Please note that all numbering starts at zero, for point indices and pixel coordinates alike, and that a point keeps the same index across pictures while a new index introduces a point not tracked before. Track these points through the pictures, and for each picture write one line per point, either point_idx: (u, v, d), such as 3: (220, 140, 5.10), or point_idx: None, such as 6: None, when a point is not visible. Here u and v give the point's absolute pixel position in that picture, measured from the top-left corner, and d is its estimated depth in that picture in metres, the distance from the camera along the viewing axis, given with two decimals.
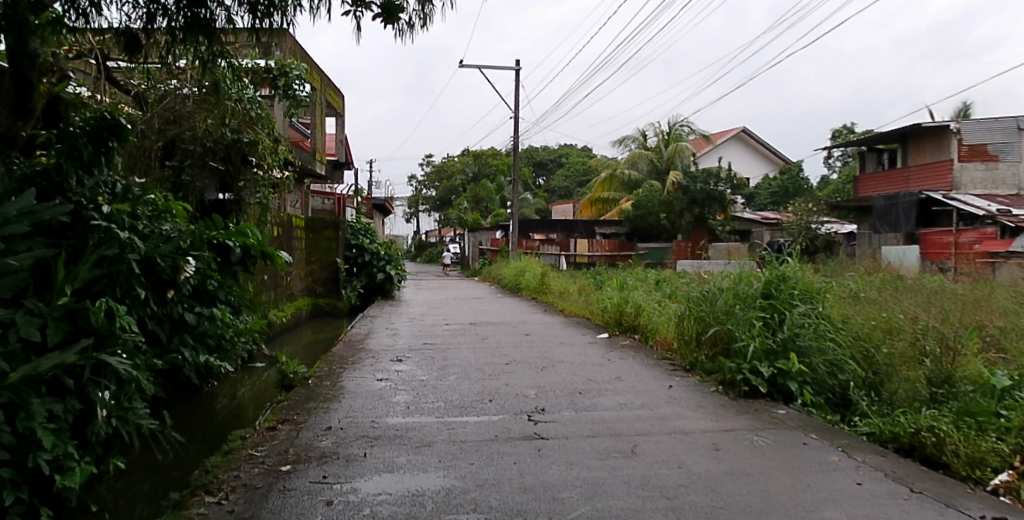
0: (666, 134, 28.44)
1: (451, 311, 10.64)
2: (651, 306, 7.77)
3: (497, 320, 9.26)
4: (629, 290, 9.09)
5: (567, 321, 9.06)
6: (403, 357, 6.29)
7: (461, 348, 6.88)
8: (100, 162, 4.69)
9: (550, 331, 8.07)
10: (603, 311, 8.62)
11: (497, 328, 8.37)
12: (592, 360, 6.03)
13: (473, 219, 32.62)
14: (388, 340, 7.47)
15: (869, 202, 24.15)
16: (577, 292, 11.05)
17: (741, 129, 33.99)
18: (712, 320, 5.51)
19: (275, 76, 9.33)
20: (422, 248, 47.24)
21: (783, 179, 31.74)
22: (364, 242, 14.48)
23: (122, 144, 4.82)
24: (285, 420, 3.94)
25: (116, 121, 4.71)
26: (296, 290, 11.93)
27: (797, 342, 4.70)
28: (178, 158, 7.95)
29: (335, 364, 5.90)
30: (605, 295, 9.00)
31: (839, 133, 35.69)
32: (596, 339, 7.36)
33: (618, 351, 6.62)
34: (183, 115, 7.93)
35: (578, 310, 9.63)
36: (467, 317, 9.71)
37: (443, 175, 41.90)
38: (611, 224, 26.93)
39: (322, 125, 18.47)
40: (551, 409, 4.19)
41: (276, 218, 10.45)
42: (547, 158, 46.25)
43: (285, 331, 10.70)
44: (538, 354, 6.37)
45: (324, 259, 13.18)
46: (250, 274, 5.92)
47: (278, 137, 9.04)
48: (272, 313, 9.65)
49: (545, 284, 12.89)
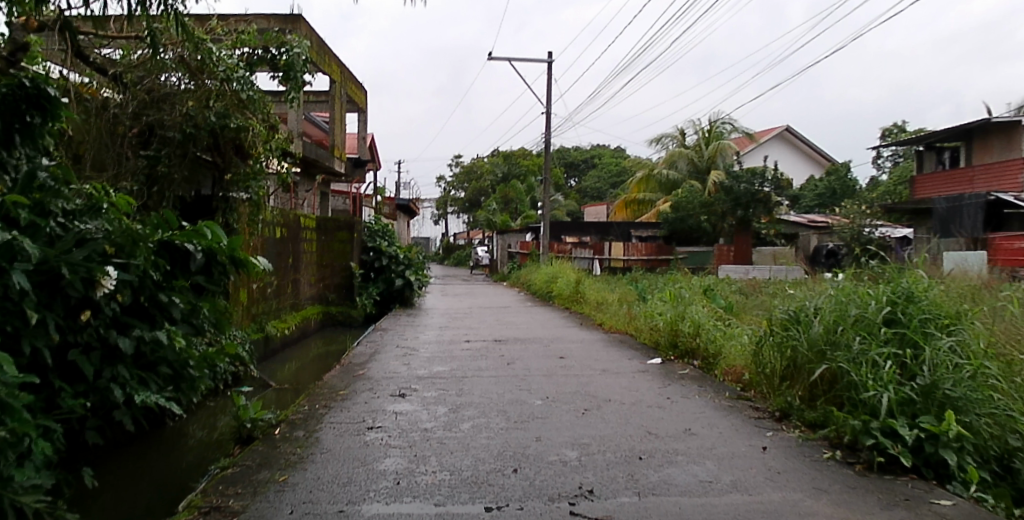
0: (706, 132, 26.86)
1: (473, 324, 9.37)
2: (716, 327, 6.38)
3: (525, 336, 7.96)
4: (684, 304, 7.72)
5: (608, 339, 7.71)
6: (408, 389, 5.03)
7: (483, 376, 5.59)
8: (12, 141, 3.79)
9: (590, 353, 6.74)
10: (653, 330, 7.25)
11: (526, 348, 7.07)
12: (647, 398, 4.70)
13: (502, 221, 31.39)
14: (394, 363, 6.22)
15: (930, 204, 22.23)
16: (618, 304, 9.69)
17: (784, 127, 32.17)
18: (817, 354, 4.15)
19: (273, 54, 8.05)
20: (450, 251, 46.16)
21: (830, 180, 29.87)
22: (381, 245, 13.23)
23: (47, 121, 3.96)
24: (213, 509, 2.69)
25: (41, 90, 3.83)
26: (303, 297, 10.76)
27: (946, 392, 3.35)
28: (154, 147, 6.73)
29: (324, 400, 4.67)
30: (654, 309, 7.62)
31: (889, 131, 33.66)
32: (647, 365, 6.03)
33: (678, 384, 5.27)
34: (164, 97, 6.78)
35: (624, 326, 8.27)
36: (491, 332, 8.43)
37: (472, 176, 40.71)
38: (647, 227, 25.46)
39: (342, 121, 17.45)
40: (602, 493, 2.88)
41: (277, 217, 9.27)
42: (579, 159, 44.80)
43: (289, 344, 9.54)
44: (577, 388, 5.05)
45: (337, 263, 12.04)
46: (216, 286, 4.74)
47: (273, 122, 7.68)
48: (266, 327, 8.48)
49: (579, 293, 11.56)
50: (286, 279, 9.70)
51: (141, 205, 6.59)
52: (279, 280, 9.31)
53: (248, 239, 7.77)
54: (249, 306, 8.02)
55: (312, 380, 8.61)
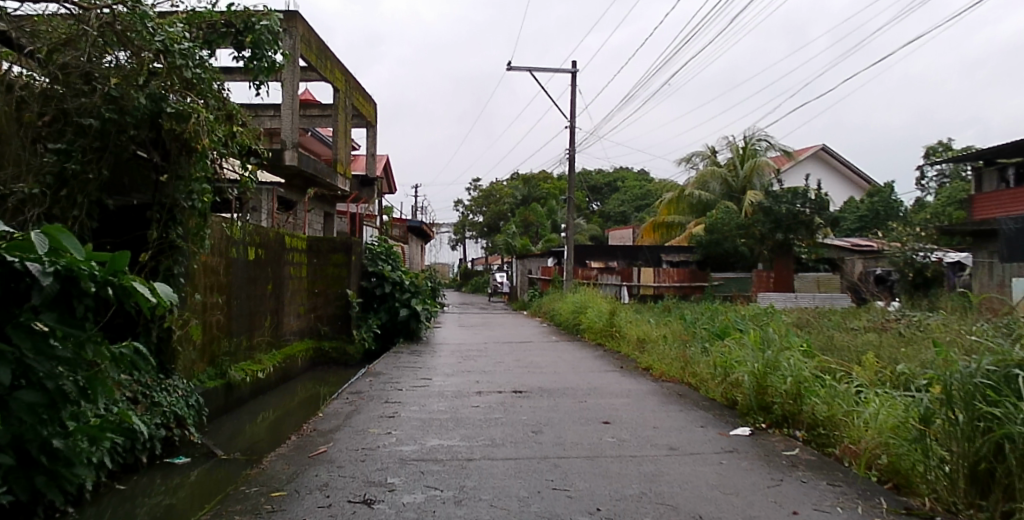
0: (740, 149, 25.07)
1: (489, 367, 7.56)
2: (828, 388, 4.54)
3: (553, 387, 6.14)
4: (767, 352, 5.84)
5: (664, 393, 5.84)
6: (378, 489, 3.26)
7: (496, 458, 3.79)
8: None
9: (646, 415, 4.89)
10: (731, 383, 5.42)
11: (556, 407, 5.24)
12: (764, 513, 2.90)
13: (521, 245, 29.65)
14: (374, 431, 4.45)
15: (995, 225, 19.94)
16: (672, 344, 7.81)
17: (821, 146, 30.22)
18: None
19: (236, 33, 6.48)
20: (468, 277, 44.47)
21: (873, 202, 27.82)
22: (384, 270, 11.37)
23: None
24: None
25: None
26: (286, 331, 9.07)
27: None
28: (66, 138, 5.09)
29: (250, 514, 2.94)
30: (726, 356, 5.78)
31: (933, 150, 31.47)
32: (733, 439, 4.20)
33: (795, 477, 3.46)
34: (81, 76, 5.17)
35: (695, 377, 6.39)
36: (510, 379, 6.61)
37: (490, 200, 39.18)
38: (678, 251, 23.51)
39: (347, 134, 15.99)
40: None
41: (247, 233, 7.66)
42: (601, 182, 43.10)
43: (264, 390, 7.85)
44: (640, 488, 3.25)
45: (331, 291, 10.42)
46: (79, 329, 3.06)
47: (231, 112, 6.02)
48: (228, 371, 6.82)
49: (615, 326, 9.74)
50: (261, 311, 8.03)
51: (42, 215, 4.94)
52: (248, 310, 7.63)
53: (198, 261, 6.12)
54: (202, 346, 6.38)
55: (287, 436, 6.95)
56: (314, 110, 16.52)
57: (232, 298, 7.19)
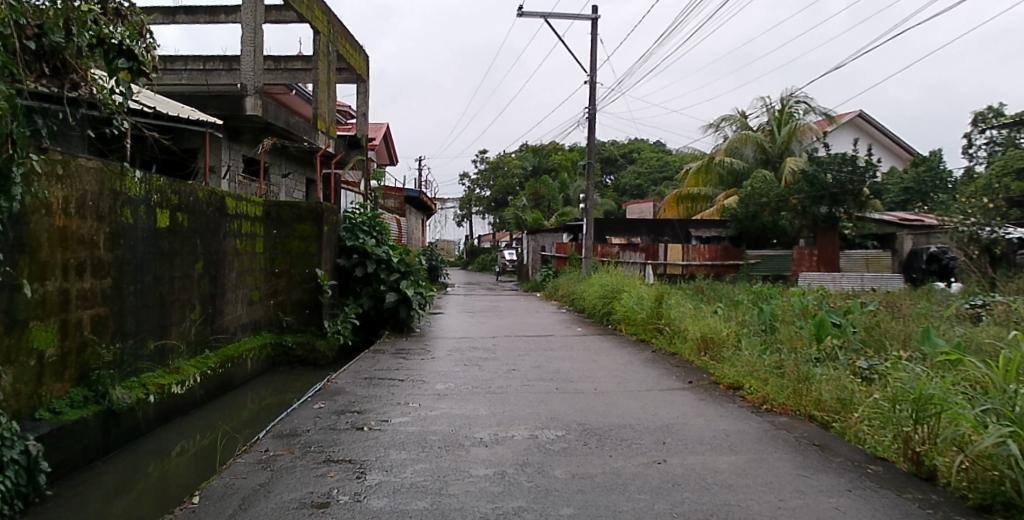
0: (777, 112, 22.52)
1: (498, 380, 5.27)
2: None
3: (604, 426, 3.86)
4: (968, 385, 3.52)
5: (791, 445, 3.53)
6: None
7: None
8: None
9: (799, 511, 2.61)
10: (927, 438, 3.11)
11: (623, 481, 2.94)
12: None
13: (533, 220, 27.19)
14: None
15: None
16: (763, 350, 5.46)
17: (859, 111, 27.50)
18: None
19: None
20: (474, 255, 42.11)
21: (919, 171, 25.15)
22: (367, 243, 9.03)
23: None
24: None
25: None
26: (228, 324, 6.81)
27: None
28: None
29: None
30: (904, 388, 3.43)
31: (983, 117, 28.60)
32: None
33: None
34: None
35: (829, 411, 4.07)
36: (533, 407, 4.35)
37: (497, 173, 36.74)
38: (709, 225, 21.10)
39: (331, 86, 13.64)
40: None
41: (154, 188, 5.37)
42: (616, 154, 40.50)
43: (188, 410, 5.64)
44: None
45: (296, 271, 8.11)
46: None
47: None
48: (113, 389, 4.58)
49: (664, 319, 7.42)
50: (181, 300, 5.78)
51: None
52: (157, 299, 5.39)
53: (19, 223, 3.82)
54: (54, 358, 4.14)
55: (195, 477, 4.69)
56: (296, 63, 14.36)
57: (124, 282, 4.94)
